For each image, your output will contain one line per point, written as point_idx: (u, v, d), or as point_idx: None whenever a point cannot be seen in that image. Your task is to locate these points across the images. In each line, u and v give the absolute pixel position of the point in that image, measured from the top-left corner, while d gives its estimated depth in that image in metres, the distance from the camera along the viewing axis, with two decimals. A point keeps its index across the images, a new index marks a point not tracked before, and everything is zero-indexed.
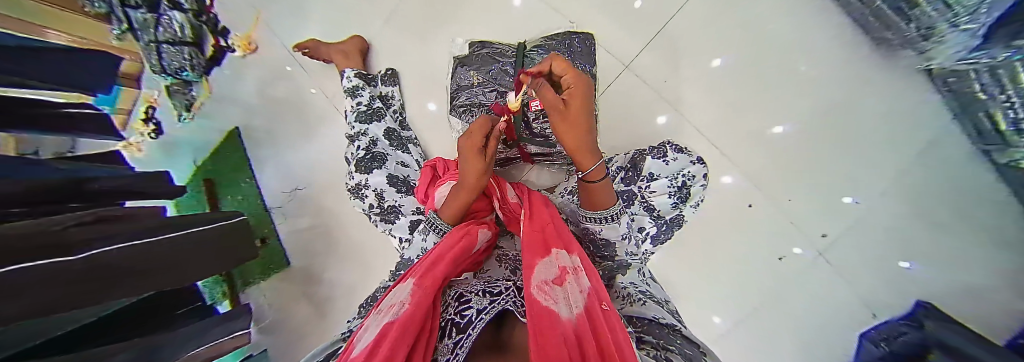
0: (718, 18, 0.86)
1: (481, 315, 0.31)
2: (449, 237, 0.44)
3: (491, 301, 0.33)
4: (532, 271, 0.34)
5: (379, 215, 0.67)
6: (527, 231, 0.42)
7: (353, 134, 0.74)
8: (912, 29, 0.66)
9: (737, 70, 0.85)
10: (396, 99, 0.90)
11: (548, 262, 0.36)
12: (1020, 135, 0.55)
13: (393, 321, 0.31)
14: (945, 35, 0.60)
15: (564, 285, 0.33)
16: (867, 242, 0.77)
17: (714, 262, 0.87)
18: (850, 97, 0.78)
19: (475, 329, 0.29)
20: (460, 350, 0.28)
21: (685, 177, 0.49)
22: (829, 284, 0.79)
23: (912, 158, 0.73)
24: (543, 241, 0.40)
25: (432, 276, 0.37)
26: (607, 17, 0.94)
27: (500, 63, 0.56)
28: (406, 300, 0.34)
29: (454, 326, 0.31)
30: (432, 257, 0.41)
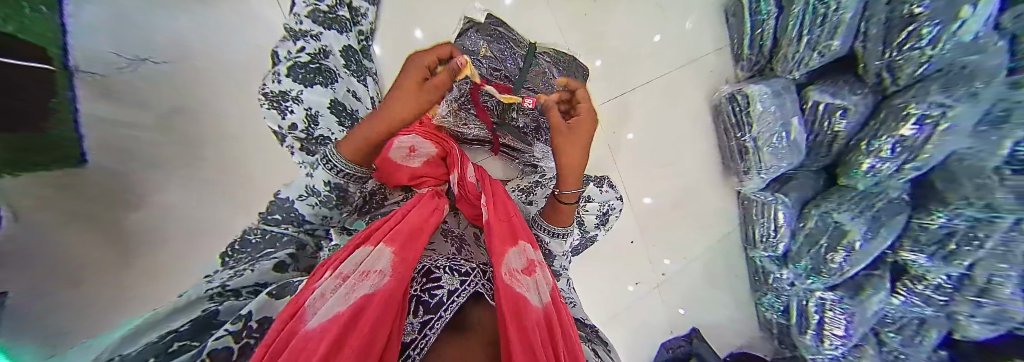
0: (673, 90, 0.88)
1: (453, 298, 0.34)
2: (416, 212, 0.43)
3: (462, 283, 0.37)
4: (504, 259, 0.41)
5: (300, 140, 0.53)
6: (495, 220, 0.46)
7: (298, 31, 0.59)
8: (740, 163, 0.83)
9: (650, 140, 0.89)
10: (368, 19, 0.77)
11: (517, 253, 0.43)
12: (772, 260, 0.81)
13: (371, 294, 0.31)
14: (750, 180, 0.82)
15: (532, 275, 0.41)
16: (683, 287, 0.90)
17: (593, 284, 0.91)
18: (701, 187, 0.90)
19: (448, 312, 0.32)
20: (430, 330, 0.31)
21: (609, 208, 0.64)
22: (650, 310, 0.91)
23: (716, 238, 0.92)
24: (512, 232, 0.46)
25: (408, 250, 0.38)
26: (586, 41, 0.88)
27: (513, 53, 0.63)
28: (385, 269, 0.35)
29: (422, 306, 0.33)
30: (412, 228, 0.41)
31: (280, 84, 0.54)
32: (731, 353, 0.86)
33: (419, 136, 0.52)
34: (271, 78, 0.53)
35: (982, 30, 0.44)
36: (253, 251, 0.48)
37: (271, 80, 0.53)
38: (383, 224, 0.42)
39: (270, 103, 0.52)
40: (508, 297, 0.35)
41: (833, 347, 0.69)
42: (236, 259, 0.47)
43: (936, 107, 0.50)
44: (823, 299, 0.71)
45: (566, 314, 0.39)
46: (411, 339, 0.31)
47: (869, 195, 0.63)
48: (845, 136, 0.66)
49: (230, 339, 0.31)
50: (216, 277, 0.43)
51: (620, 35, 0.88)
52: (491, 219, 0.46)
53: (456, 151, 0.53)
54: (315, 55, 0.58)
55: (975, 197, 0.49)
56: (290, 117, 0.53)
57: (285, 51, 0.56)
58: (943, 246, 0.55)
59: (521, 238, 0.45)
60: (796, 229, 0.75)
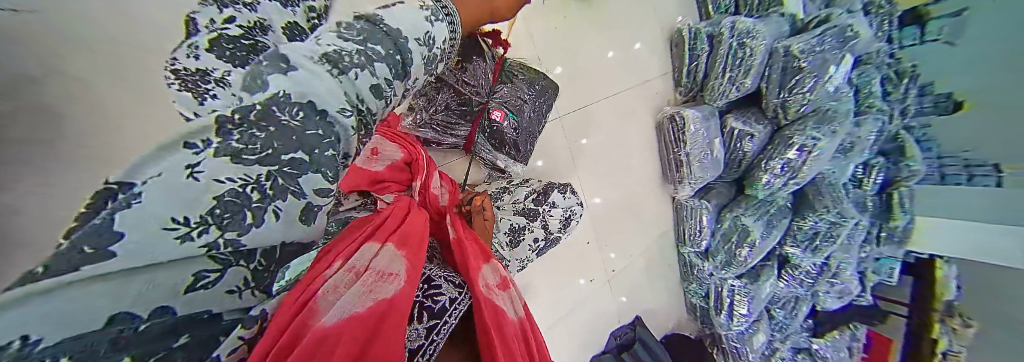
0: (626, 108, 0.98)
1: (455, 305, 0.39)
2: (417, 218, 0.44)
3: (461, 291, 0.41)
4: (484, 274, 0.44)
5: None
6: (469, 237, 0.49)
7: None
8: (674, 174, 0.94)
9: (603, 147, 0.97)
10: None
11: (493, 269, 0.47)
12: (697, 256, 0.92)
13: (391, 300, 0.32)
14: (681, 191, 0.93)
15: (508, 291, 0.46)
16: (630, 279, 1.01)
17: (550, 283, 0.93)
18: (644, 192, 1.01)
19: (452, 319, 0.38)
20: (436, 337, 0.36)
21: (571, 212, 0.72)
22: (603, 301, 0.99)
23: (657, 238, 1.03)
24: (483, 248, 0.49)
25: (415, 258, 0.38)
26: (561, 50, 0.91)
27: (484, 70, 0.66)
28: (400, 273, 0.35)
29: (426, 310, 0.37)
30: (419, 234, 0.42)
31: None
32: (664, 335, 1.01)
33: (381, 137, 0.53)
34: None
35: (840, 83, 0.71)
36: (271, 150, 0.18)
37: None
38: (382, 222, 0.41)
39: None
40: (490, 309, 0.38)
41: (739, 322, 0.87)
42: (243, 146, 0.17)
43: (811, 139, 0.72)
44: (732, 285, 0.87)
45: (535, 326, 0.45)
46: (418, 344, 0.35)
47: (766, 203, 0.82)
48: (751, 155, 0.82)
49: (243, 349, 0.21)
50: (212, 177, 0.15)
51: (591, 48, 0.94)
52: (460, 236, 0.47)
53: (424, 159, 0.54)
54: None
55: (831, 206, 0.76)
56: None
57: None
58: (811, 242, 0.80)
59: (493, 256, 0.49)
60: (716, 229, 0.88)
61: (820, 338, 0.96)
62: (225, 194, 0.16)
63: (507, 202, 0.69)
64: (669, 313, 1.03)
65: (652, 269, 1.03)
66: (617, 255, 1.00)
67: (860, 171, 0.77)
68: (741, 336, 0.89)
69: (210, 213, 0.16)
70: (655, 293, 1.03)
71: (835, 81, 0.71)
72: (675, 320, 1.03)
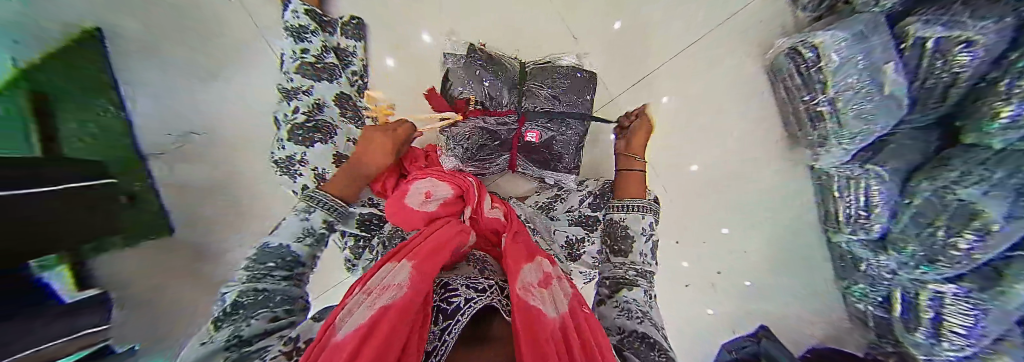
0: (709, 67, 0.90)
1: (470, 303, 0.35)
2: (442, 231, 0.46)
3: (479, 293, 0.37)
4: (520, 273, 0.39)
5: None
6: (512, 242, 0.46)
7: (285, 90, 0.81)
8: (813, 133, 0.71)
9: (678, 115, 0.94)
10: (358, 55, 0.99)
11: (534, 267, 0.42)
12: (870, 247, 0.64)
13: (388, 306, 0.32)
14: (830, 150, 0.68)
15: (548, 287, 0.39)
16: (747, 276, 0.84)
17: None
18: (763, 161, 0.84)
19: (464, 315, 0.33)
20: (448, 335, 0.31)
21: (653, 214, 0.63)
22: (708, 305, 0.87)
23: (789, 222, 0.80)
24: (528, 251, 0.45)
25: (428, 268, 0.38)
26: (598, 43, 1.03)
27: (498, 79, 0.64)
28: (403, 283, 0.36)
29: (441, 313, 0.34)
30: (436, 243, 0.43)
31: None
32: (809, 349, 0.72)
33: (435, 180, 0.54)
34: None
35: None
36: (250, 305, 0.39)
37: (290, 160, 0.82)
38: (407, 244, 0.45)
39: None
40: (524, 312, 0.32)
41: (954, 346, 0.50)
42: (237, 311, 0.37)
43: None
44: (938, 292, 0.53)
45: (588, 325, 0.36)
46: (433, 346, 0.30)
47: (1007, 154, 0.45)
48: (968, 79, 0.48)
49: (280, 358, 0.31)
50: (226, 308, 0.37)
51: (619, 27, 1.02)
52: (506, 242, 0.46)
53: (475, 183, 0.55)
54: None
55: None
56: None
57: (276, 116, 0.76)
58: None
59: (537, 254, 0.45)
60: (898, 208, 0.58)
61: None
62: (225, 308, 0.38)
63: (561, 212, 0.73)
64: (835, 326, 0.73)
65: (781, 265, 0.81)
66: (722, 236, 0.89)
67: None
68: None
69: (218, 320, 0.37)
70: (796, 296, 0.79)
71: None
72: (830, 330, 0.73)
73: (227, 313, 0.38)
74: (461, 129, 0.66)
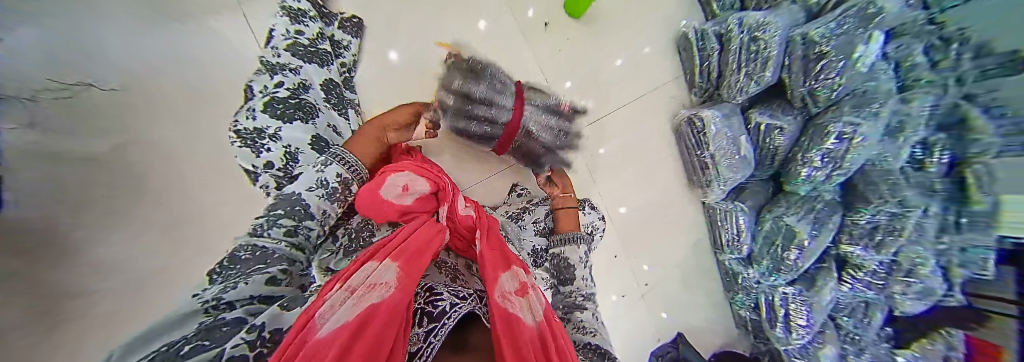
0: (645, 119, 0.98)
1: (454, 308, 0.38)
2: (421, 232, 0.46)
3: (462, 301, 0.40)
4: (497, 282, 0.42)
5: (276, 178, 0.56)
6: (488, 248, 0.48)
7: (278, 63, 0.67)
8: (700, 177, 0.91)
9: (618, 156, 0.99)
10: (350, 51, 0.87)
11: (510, 276, 0.44)
12: (740, 263, 0.88)
13: (378, 305, 0.33)
14: (711, 191, 0.89)
15: (524, 296, 0.42)
16: (666, 294, 0.96)
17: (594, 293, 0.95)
18: (675, 201, 0.98)
19: (450, 319, 0.36)
20: (433, 339, 0.34)
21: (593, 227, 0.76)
22: (641, 318, 0.96)
23: (691, 246, 0.97)
24: (505, 256, 0.48)
25: (415, 271, 0.40)
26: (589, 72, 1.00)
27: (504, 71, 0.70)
28: (390, 282, 0.36)
29: (427, 316, 0.36)
30: (419, 248, 0.43)
31: (255, 121, 0.57)
32: (714, 353, 0.92)
33: (413, 173, 0.53)
34: (245, 113, 0.58)
35: (875, 60, 0.62)
36: (243, 266, 0.38)
37: (246, 116, 0.58)
38: (389, 241, 0.44)
39: (246, 142, 0.55)
40: (501, 321, 0.36)
41: (799, 336, 0.76)
42: (224, 275, 0.37)
43: (851, 125, 0.63)
44: (785, 293, 0.79)
45: (558, 332, 0.40)
46: (417, 348, 0.34)
47: (809, 199, 0.74)
48: (784, 149, 0.77)
49: (246, 346, 0.28)
50: (202, 293, 0.33)
51: (607, 66, 1.00)
52: (482, 247, 0.47)
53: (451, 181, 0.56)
54: (294, 90, 0.65)
55: (889, 195, 0.68)
56: (266, 155, 0.55)
57: (260, 85, 0.62)
58: (871, 238, 0.72)
59: (513, 263, 0.47)
60: (755, 231, 0.83)
61: (904, 350, 0.73)
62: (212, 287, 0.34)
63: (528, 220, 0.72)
64: (722, 326, 0.95)
65: (694, 284, 0.97)
66: (644, 271, 0.97)
67: (918, 151, 0.63)
68: (805, 352, 0.77)
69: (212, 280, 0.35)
70: (701, 308, 0.96)
71: (869, 59, 0.62)
72: (724, 337, 0.94)
73: (224, 266, 0.38)
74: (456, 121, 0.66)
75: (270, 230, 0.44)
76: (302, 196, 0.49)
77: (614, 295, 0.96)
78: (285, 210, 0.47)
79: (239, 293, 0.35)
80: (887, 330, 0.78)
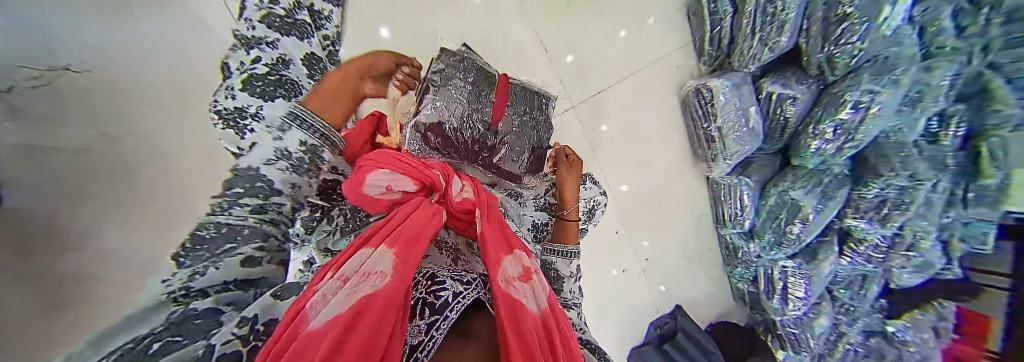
0: (650, 92, 0.94)
1: (459, 299, 0.33)
2: (418, 214, 0.40)
3: (466, 287, 0.35)
4: (499, 266, 0.37)
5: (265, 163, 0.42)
6: (488, 230, 0.43)
7: (251, 37, 0.51)
8: (707, 153, 0.89)
9: (621, 132, 0.96)
10: (333, 23, 0.69)
11: (512, 259, 0.40)
12: (740, 237, 0.88)
13: (373, 295, 0.29)
14: (715, 167, 0.88)
15: (526, 282, 0.39)
16: (666, 268, 0.98)
17: (594, 267, 0.97)
18: (678, 177, 0.96)
19: (454, 312, 0.31)
20: (436, 332, 0.29)
21: (593, 203, 0.76)
22: (641, 291, 0.97)
23: (693, 222, 0.97)
24: (506, 239, 0.43)
25: (413, 257, 0.35)
26: (591, 43, 0.95)
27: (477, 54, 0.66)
28: (386, 270, 0.32)
29: (428, 306, 0.31)
30: (414, 232, 0.38)
31: (236, 100, 0.41)
32: (711, 323, 0.96)
33: (397, 161, 0.45)
34: (223, 93, 0.41)
35: (900, 23, 0.58)
36: (211, 247, 0.35)
37: (225, 96, 0.41)
38: (383, 226, 0.39)
39: (228, 123, 0.38)
40: (503, 303, 0.33)
41: (796, 307, 0.79)
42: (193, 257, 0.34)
43: (868, 94, 0.61)
44: (784, 267, 0.81)
45: (561, 317, 0.37)
46: (418, 341, 0.28)
47: (817, 173, 0.73)
48: (795, 121, 0.74)
49: (239, 343, 0.26)
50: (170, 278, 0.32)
51: (611, 33, 0.95)
52: (484, 228, 0.42)
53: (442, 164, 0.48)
54: (273, 65, 0.50)
55: (900, 168, 0.65)
56: (251, 135, 0.38)
57: (236, 61, 0.46)
58: (878, 211, 0.70)
59: (516, 246, 0.42)
60: (759, 207, 0.83)
61: (895, 320, 0.78)
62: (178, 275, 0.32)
63: (528, 197, 0.69)
64: (719, 298, 0.98)
65: (694, 259, 0.97)
66: (645, 248, 0.98)
67: (933, 124, 0.61)
68: (800, 322, 0.82)
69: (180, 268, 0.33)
70: (700, 282, 0.98)
71: (895, 22, 0.58)
72: (720, 309, 0.97)
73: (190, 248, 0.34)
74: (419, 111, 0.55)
75: (234, 206, 0.37)
76: (263, 170, 0.38)
77: (615, 270, 0.97)
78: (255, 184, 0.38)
79: (209, 280, 0.34)
80: (881, 302, 0.81)
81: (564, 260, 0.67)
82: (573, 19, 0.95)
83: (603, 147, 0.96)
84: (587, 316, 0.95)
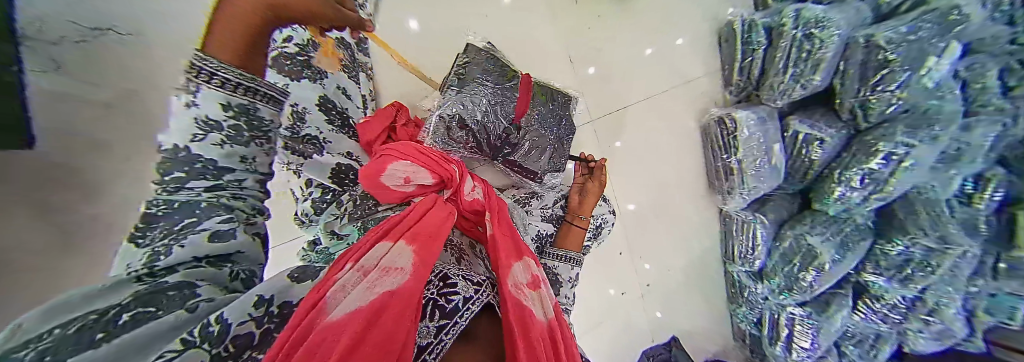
0: (671, 116, 0.93)
1: (469, 305, 0.31)
2: (432, 214, 0.40)
3: (477, 291, 0.34)
4: (509, 272, 0.36)
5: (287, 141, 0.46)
6: (497, 235, 0.41)
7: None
8: (723, 184, 0.86)
9: (636, 152, 0.94)
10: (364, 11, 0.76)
11: (522, 266, 0.39)
12: (750, 276, 0.85)
13: (391, 293, 0.27)
14: (731, 200, 0.85)
15: (536, 289, 0.37)
16: (667, 297, 0.94)
17: (593, 286, 0.94)
18: (689, 204, 0.94)
19: (465, 318, 0.30)
20: (445, 336, 0.28)
21: (602, 221, 0.72)
22: (638, 317, 0.94)
23: (699, 253, 0.94)
24: (516, 246, 0.41)
25: (429, 255, 0.34)
26: (615, 59, 0.94)
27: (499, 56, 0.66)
28: (404, 268, 0.31)
29: (439, 308, 0.30)
30: (429, 230, 0.37)
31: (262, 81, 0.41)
32: (707, 360, 0.92)
33: (414, 156, 0.45)
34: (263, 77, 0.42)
35: (944, 76, 0.55)
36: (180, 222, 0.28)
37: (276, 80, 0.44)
38: (397, 220, 0.38)
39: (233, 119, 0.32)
40: (516, 311, 0.31)
41: (799, 357, 0.76)
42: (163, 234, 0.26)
43: (902, 146, 0.58)
44: (792, 314, 0.77)
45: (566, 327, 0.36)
46: (427, 342, 0.27)
47: (839, 220, 0.70)
48: (820, 163, 0.71)
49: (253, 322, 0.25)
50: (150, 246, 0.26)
51: (637, 51, 0.94)
52: (495, 232, 0.41)
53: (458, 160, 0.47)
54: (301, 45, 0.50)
55: (930, 229, 0.62)
56: (275, 116, 0.44)
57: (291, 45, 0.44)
58: (900, 270, 0.67)
59: (525, 253, 0.41)
60: (772, 248, 0.79)
61: None
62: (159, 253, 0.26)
63: (536, 206, 0.66)
64: (719, 335, 0.94)
65: (696, 291, 0.94)
66: (647, 272, 0.95)
67: (969, 184, 0.58)
68: None
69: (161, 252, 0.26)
70: (700, 316, 0.94)
71: (939, 74, 0.55)
72: (719, 347, 0.93)
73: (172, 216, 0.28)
74: (444, 100, 0.56)
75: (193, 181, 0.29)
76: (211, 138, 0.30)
77: (614, 290, 0.95)
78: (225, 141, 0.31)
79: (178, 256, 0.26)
80: None
81: (564, 264, 0.64)
82: (600, 34, 0.95)
83: (616, 164, 0.94)
84: (580, 336, 0.92)
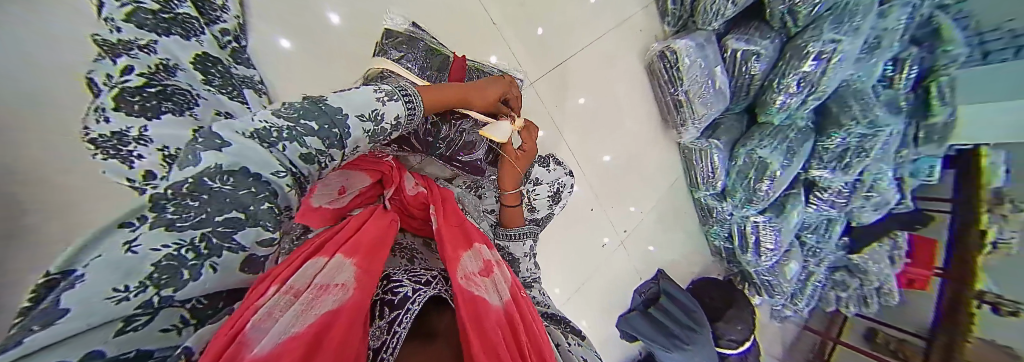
0: (614, 62, 0.91)
1: (419, 292, 0.29)
2: (373, 222, 0.34)
3: (426, 283, 0.31)
4: (458, 261, 0.34)
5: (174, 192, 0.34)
6: (444, 225, 0.39)
7: (116, 42, 0.34)
8: (678, 118, 0.87)
9: (593, 106, 0.91)
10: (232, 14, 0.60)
11: (471, 255, 0.36)
12: (713, 198, 0.91)
13: (331, 318, 0.23)
14: (685, 133, 0.88)
15: (489, 276, 0.35)
16: (646, 236, 1.00)
17: (576, 247, 0.93)
18: (649, 141, 0.97)
19: (416, 303, 0.27)
20: (399, 327, 0.25)
21: (560, 186, 0.67)
22: (625, 260, 0.99)
23: (666, 188, 1.00)
24: (465, 234, 0.39)
25: (376, 268, 0.29)
26: (553, 12, 0.86)
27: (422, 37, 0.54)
28: (346, 284, 0.26)
29: (386, 305, 0.27)
30: (375, 242, 0.32)
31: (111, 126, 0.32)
32: (691, 282, 1.02)
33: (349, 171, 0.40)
34: (93, 115, 0.32)
35: None
36: (213, 208, 0.19)
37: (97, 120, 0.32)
38: (331, 235, 0.31)
39: (108, 153, 0.32)
40: (464, 303, 0.29)
41: (767, 257, 0.85)
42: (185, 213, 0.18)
43: (830, 43, 0.61)
44: (756, 222, 0.84)
45: (527, 308, 0.34)
46: (380, 342, 0.24)
47: (782, 129, 0.74)
48: (761, 77, 0.74)
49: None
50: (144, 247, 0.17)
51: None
52: (438, 224, 0.38)
53: (395, 160, 0.44)
54: (151, 75, 0.35)
55: (862, 117, 0.67)
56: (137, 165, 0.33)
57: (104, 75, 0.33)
58: (840, 160, 0.71)
59: (475, 241, 0.39)
60: (729, 167, 0.83)
61: (858, 253, 0.88)
62: (162, 259, 0.17)
63: (489, 189, 0.59)
64: (693, 255, 1.03)
65: (669, 222, 1.01)
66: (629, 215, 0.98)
67: (890, 68, 0.66)
68: (772, 270, 0.88)
69: (148, 277, 0.17)
70: (677, 243, 1.02)
71: None
72: (699, 266, 1.04)
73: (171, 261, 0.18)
74: None
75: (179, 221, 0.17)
76: (349, 121, 0.25)
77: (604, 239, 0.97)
78: (285, 134, 0.22)
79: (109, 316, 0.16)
80: (845, 240, 0.90)
81: (518, 240, 0.57)
82: None
83: (574, 121, 0.90)
84: (571, 295, 0.93)
